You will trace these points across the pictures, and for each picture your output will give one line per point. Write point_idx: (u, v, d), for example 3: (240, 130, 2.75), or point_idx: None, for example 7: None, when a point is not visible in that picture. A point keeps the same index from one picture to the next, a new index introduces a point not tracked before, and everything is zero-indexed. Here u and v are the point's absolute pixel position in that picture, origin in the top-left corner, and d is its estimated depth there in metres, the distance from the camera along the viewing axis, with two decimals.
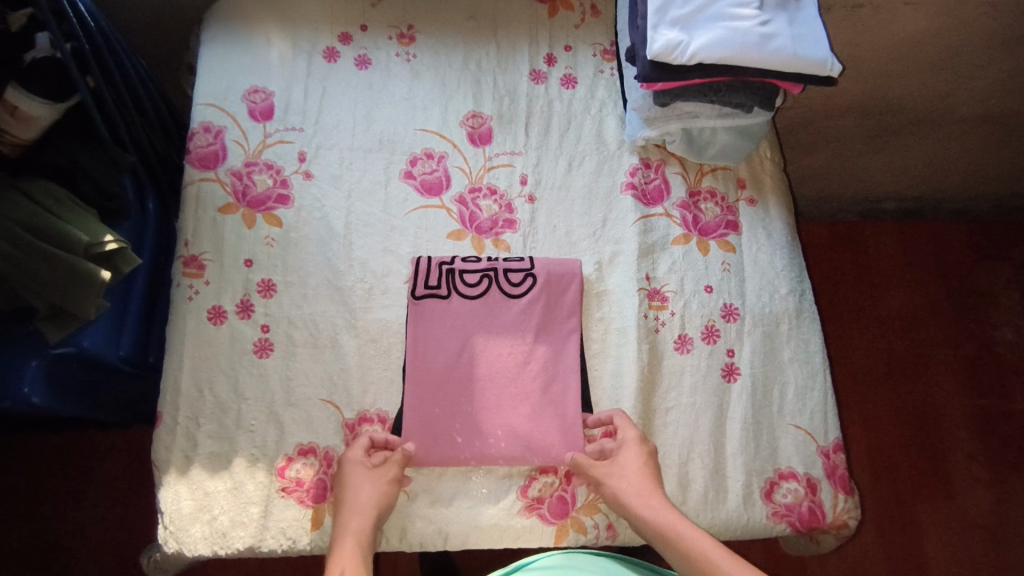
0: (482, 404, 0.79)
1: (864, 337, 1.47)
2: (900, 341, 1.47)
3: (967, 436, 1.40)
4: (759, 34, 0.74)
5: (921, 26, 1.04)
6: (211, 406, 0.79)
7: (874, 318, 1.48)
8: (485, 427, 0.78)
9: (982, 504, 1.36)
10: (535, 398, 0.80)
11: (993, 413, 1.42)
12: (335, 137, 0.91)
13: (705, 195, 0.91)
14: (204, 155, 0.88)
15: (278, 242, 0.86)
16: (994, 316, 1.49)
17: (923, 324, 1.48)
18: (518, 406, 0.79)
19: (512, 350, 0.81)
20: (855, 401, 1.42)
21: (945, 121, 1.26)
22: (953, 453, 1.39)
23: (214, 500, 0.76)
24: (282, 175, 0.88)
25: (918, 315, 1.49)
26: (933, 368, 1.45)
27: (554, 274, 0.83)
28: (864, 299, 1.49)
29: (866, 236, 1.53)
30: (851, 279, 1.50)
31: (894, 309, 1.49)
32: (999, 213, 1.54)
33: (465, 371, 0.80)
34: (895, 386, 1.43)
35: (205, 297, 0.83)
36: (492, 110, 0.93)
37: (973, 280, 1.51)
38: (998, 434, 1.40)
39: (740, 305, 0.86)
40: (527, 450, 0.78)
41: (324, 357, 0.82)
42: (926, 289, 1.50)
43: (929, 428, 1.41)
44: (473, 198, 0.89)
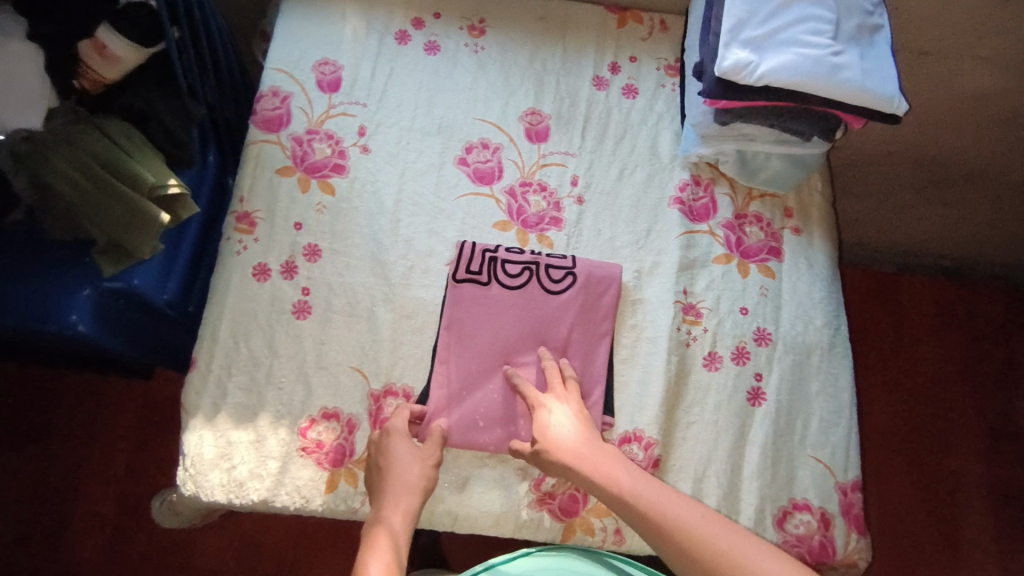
0: (508, 393, 0.80)
1: (887, 388, 1.45)
2: (923, 398, 1.45)
3: (981, 504, 1.38)
4: (830, 64, 0.74)
5: (986, 82, 1.04)
6: (244, 359, 0.81)
7: (899, 371, 1.46)
8: (509, 416, 0.79)
9: (988, 574, 1.33)
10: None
11: (1010, 484, 1.39)
12: (396, 117, 0.93)
13: (752, 219, 0.91)
14: (269, 118, 0.91)
15: (328, 210, 0.88)
16: (1022, 385, 1.46)
17: (949, 384, 1.46)
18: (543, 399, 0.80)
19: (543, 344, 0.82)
20: (870, 452, 1.41)
21: (998, 183, 1.26)
22: (964, 519, 1.36)
23: (235, 450, 0.78)
24: (341, 146, 0.91)
25: (945, 374, 1.47)
26: (953, 429, 1.43)
27: (596, 276, 0.84)
28: (891, 350, 1.48)
29: (902, 289, 1.52)
30: (880, 328, 1.49)
31: (921, 364, 1.47)
32: None
33: (494, 358, 0.81)
34: (912, 442, 1.42)
35: (253, 253, 0.85)
36: (552, 110, 0.95)
37: (1005, 346, 1.49)
38: (1013, 505, 1.38)
39: (773, 331, 0.86)
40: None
41: (359, 327, 0.83)
42: (956, 350, 1.48)
43: (943, 489, 1.38)
44: (522, 192, 0.90)
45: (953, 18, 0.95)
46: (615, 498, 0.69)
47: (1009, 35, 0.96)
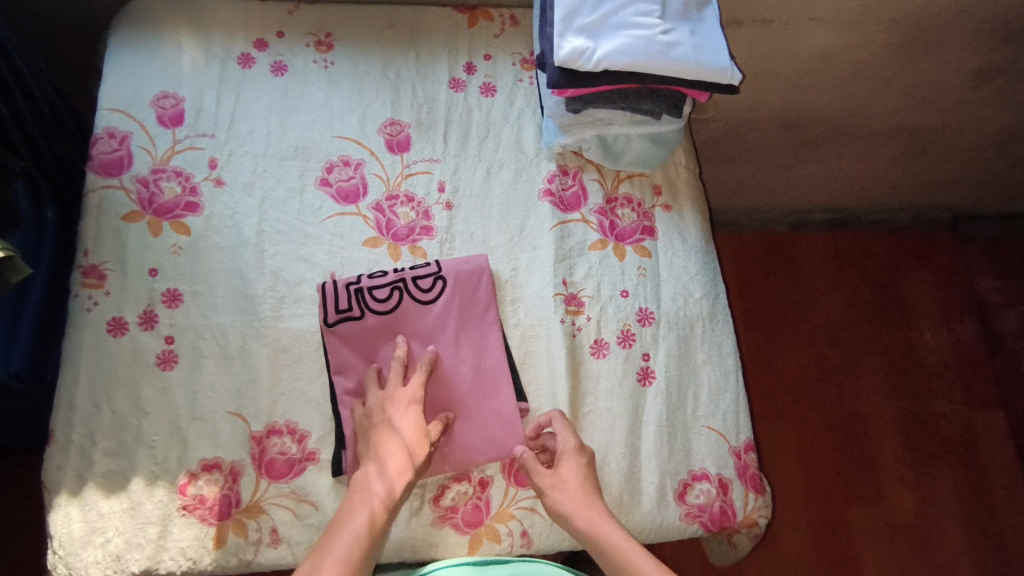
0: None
1: (795, 343, 1.51)
2: (830, 346, 1.51)
3: (893, 438, 1.45)
4: (661, 42, 0.76)
5: (828, 42, 1.09)
6: (109, 422, 0.76)
7: (805, 324, 1.53)
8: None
9: (909, 504, 1.40)
10: (456, 411, 0.79)
11: (919, 414, 1.47)
12: (248, 144, 0.89)
13: (622, 201, 0.92)
14: (109, 162, 0.85)
15: (185, 250, 0.83)
16: (917, 321, 1.55)
17: (853, 329, 1.53)
18: (437, 412, 0.79)
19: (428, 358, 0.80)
20: (786, 406, 1.46)
21: (862, 134, 1.32)
22: (880, 456, 1.43)
23: (108, 522, 0.72)
24: (191, 182, 0.86)
25: (847, 321, 1.54)
26: (862, 372, 1.50)
27: (471, 276, 0.83)
28: (796, 306, 1.54)
29: (796, 246, 1.58)
30: (781, 286, 1.55)
31: (825, 315, 1.54)
32: (920, 223, 1.61)
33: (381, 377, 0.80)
34: (825, 390, 1.48)
35: (105, 308, 0.79)
36: (411, 118, 0.93)
37: (898, 285, 1.57)
38: (922, 435, 1.45)
39: (655, 309, 0.87)
40: (444, 458, 0.77)
41: (233, 368, 0.79)
42: (853, 296, 1.56)
43: (857, 430, 1.45)
44: (389, 205, 0.88)
45: None
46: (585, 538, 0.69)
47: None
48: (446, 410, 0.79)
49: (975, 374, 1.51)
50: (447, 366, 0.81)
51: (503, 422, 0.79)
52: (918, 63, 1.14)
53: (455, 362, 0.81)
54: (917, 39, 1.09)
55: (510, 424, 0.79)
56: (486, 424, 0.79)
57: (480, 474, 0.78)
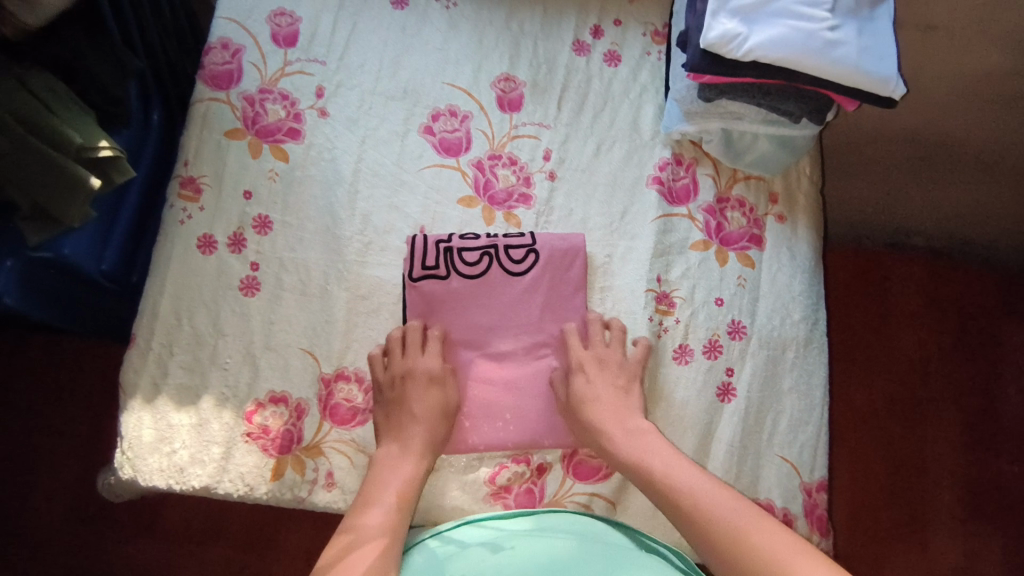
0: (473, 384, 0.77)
1: (866, 375, 1.43)
2: (904, 385, 1.42)
3: (950, 494, 1.37)
4: (824, 39, 0.68)
5: (994, 61, 0.98)
6: (187, 336, 0.76)
7: (880, 357, 1.44)
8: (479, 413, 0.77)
9: (953, 561, 1.34)
10: (527, 391, 0.78)
11: (985, 474, 1.38)
12: (358, 77, 0.86)
13: (733, 203, 0.86)
14: (218, 74, 0.83)
15: (281, 177, 0.81)
16: (1004, 377, 1.43)
17: (932, 373, 1.43)
18: (505, 387, 0.78)
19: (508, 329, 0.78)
20: (843, 441, 1.40)
21: (998, 170, 1.19)
22: (934, 506, 1.36)
23: (176, 433, 0.74)
24: (296, 108, 0.83)
25: (928, 363, 1.44)
26: (932, 419, 1.41)
27: (566, 254, 0.79)
28: (873, 337, 1.45)
29: (890, 276, 1.47)
30: (864, 316, 1.46)
31: (905, 352, 1.44)
32: None
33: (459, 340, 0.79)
34: (887, 432, 1.40)
35: (197, 224, 0.79)
36: (527, 76, 0.88)
37: (992, 336, 1.46)
38: (983, 494, 1.37)
39: (748, 323, 0.82)
40: (508, 435, 0.76)
41: (311, 306, 0.78)
42: (939, 339, 1.45)
43: (916, 474, 1.38)
44: (490, 165, 0.84)
45: None
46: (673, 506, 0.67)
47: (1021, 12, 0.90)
48: (518, 388, 0.78)
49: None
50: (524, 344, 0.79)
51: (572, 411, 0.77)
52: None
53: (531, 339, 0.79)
54: None
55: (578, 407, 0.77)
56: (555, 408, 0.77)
57: (539, 459, 0.76)
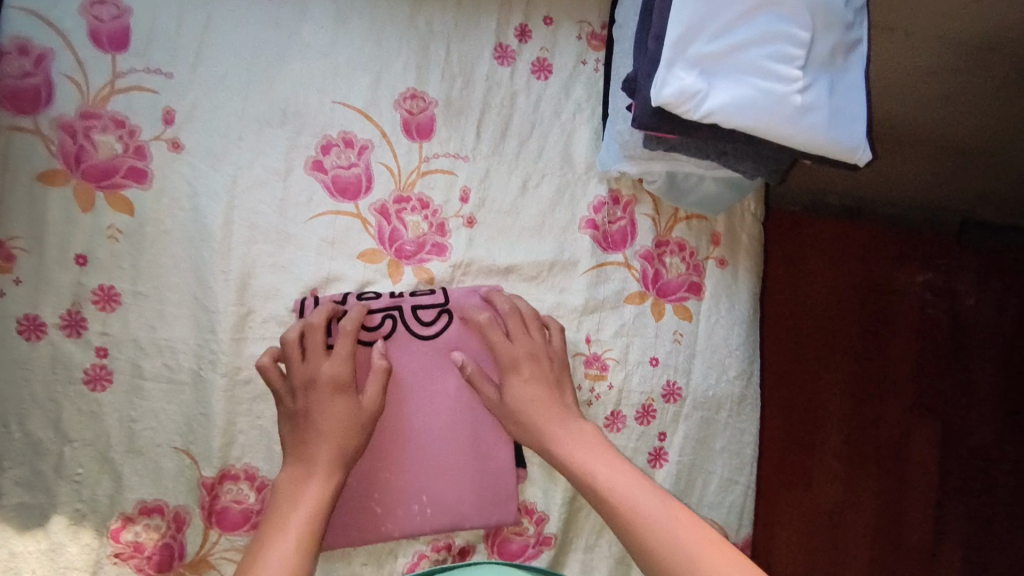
0: (381, 467, 0.67)
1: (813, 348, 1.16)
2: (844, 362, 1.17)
3: (879, 510, 1.16)
4: (792, 102, 0.58)
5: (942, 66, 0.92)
6: (19, 445, 0.61)
7: (782, 315, 1.16)
8: (390, 503, 0.66)
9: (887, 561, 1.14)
10: (443, 473, 0.68)
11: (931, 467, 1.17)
12: (221, 95, 0.67)
13: (673, 247, 0.77)
14: (18, 92, 0.62)
15: (126, 235, 0.64)
16: (898, 340, 1.19)
17: (826, 334, 1.17)
18: (418, 470, 0.67)
19: (421, 398, 0.68)
20: (768, 449, 1.14)
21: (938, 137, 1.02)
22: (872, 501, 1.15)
23: (21, 563, 0.60)
24: (136, 141, 0.64)
25: (817, 324, 1.17)
26: (829, 393, 1.16)
27: (487, 311, 0.70)
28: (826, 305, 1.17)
29: (805, 240, 1.16)
30: (804, 300, 1.17)
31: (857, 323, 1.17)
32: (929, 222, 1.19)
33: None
34: (823, 440, 1.16)
35: (16, 301, 0.61)
36: (439, 92, 0.72)
37: (889, 295, 1.18)
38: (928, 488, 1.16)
39: (683, 383, 0.76)
40: (425, 520, 0.67)
41: (182, 397, 0.65)
42: (834, 295, 1.17)
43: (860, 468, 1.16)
44: (396, 210, 0.70)
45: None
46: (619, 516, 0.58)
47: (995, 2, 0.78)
48: (438, 464, 0.68)
49: (922, 432, 1.18)
50: (437, 413, 0.68)
51: (496, 492, 0.69)
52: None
53: (446, 410, 0.68)
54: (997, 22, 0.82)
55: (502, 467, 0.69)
56: (477, 491, 0.68)
57: (460, 544, 0.70)
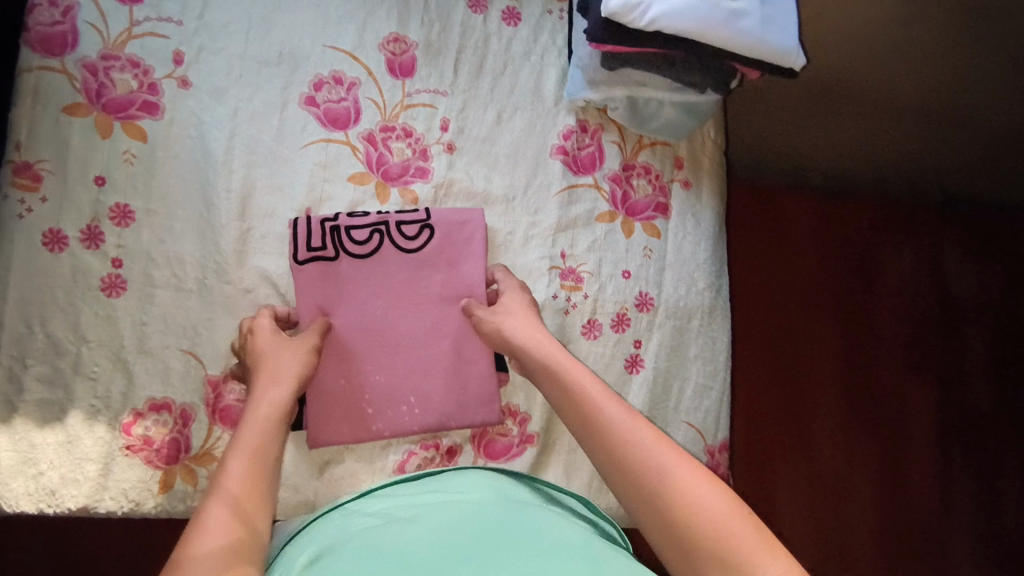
0: (371, 372, 0.72)
1: (811, 313, 1.26)
2: (840, 326, 1.27)
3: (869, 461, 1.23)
4: (727, 9, 0.65)
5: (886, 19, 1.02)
6: (41, 345, 0.68)
7: (781, 282, 1.26)
8: (380, 404, 0.71)
9: (888, 508, 1.22)
10: (429, 376, 0.73)
11: (927, 421, 1.26)
12: (222, 39, 0.75)
13: (639, 170, 0.84)
14: (48, 37, 0.71)
15: (139, 160, 0.71)
16: (882, 306, 1.29)
17: (823, 298, 1.27)
18: (405, 374, 0.72)
19: (405, 304, 0.74)
20: (776, 402, 1.22)
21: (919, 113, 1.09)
22: (873, 453, 1.23)
23: (41, 453, 0.67)
24: (149, 78, 0.72)
25: (817, 291, 1.27)
26: (823, 352, 1.25)
27: (465, 225, 0.76)
28: (819, 272, 1.27)
29: (797, 219, 1.27)
30: (779, 270, 1.26)
31: (847, 289, 1.28)
32: (917, 199, 1.28)
33: (353, 327, 0.72)
34: (811, 398, 1.23)
35: (41, 217, 0.69)
36: (419, 37, 0.80)
37: (867, 263, 1.29)
38: (924, 441, 1.26)
39: (655, 295, 0.81)
40: (414, 419, 0.72)
41: (188, 303, 0.71)
42: (820, 265, 1.28)
43: (858, 420, 1.25)
44: (383, 138, 0.77)
45: None
46: (582, 414, 0.62)
47: None
48: (423, 367, 0.73)
49: (922, 389, 1.27)
50: (420, 318, 0.74)
51: (479, 393, 0.74)
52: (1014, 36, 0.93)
53: (429, 314, 0.74)
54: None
55: (482, 371, 0.75)
56: (462, 391, 0.74)
57: (448, 442, 0.75)
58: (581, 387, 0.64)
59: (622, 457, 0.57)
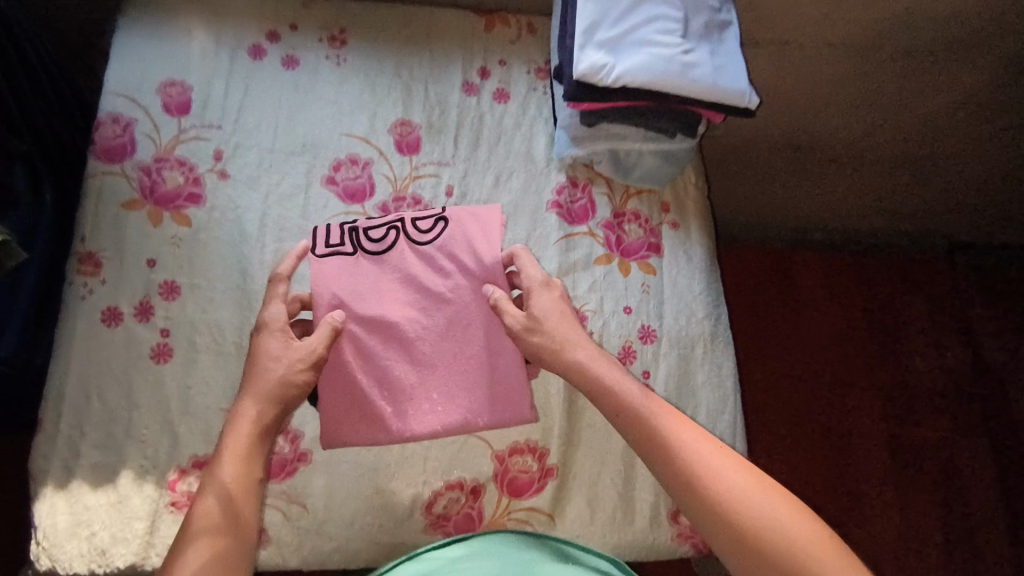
0: (390, 369, 0.76)
1: (796, 337, 1.60)
2: (823, 345, 1.60)
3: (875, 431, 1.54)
4: (681, 62, 0.75)
5: (841, 69, 1.14)
6: (98, 412, 0.75)
7: (771, 318, 1.60)
8: (402, 403, 0.75)
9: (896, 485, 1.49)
10: (452, 370, 0.77)
11: (911, 416, 1.56)
12: (254, 136, 0.88)
13: (630, 217, 0.91)
14: (111, 148, 0.84)
15: (185, 242, 0.82)
16: (908, 330, 1.63)
17: (808, 326, 1.61)
18: (426, 373, 0.76)
19: (423, 302, 0.78)
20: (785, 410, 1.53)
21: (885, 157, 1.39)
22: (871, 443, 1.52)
23: (95, 515, 0.72)
24: (195, 173, 0.85)
25: (803, 323, 1.61)
26: (867, 369, 1.59)
27: (479, 215, 0.80)
28: (798, 307, 1.62)
29: (773, 269, 1.65)
30: (781, 294, 1.62)
31: (823, 318, 1.62)
32: (864, 246, 1.67)
33: (373, 326, 0.76)
34: (814, 392, 1.55)
35: (100, 298, 0.78)
36: (422, 119, 0.92)
37: (897, 300, 1.66)
38: (913, 431, 1.54)
39: (657, 327, 0.86)
40: (435, 414, 0.75)
41: (227, 365, 0.78)
42: (859, 304, 1.65)
43: (855, 418, 1.54)
44: (396, 206, 0.87)
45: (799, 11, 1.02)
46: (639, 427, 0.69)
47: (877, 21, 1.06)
48: (442, 362, 0.76)
49: (908, 391, 1.58)
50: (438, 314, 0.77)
51: (508, 385, 0.76)
52: (965, 88, 1.21)
53: (451, 309, 0.77)
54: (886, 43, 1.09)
55: (509, 360, 0.77)
56: (489, 383, 0.76)
57: (472, 482, 0.77)
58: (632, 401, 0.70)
59: (688, 475, 0.65)
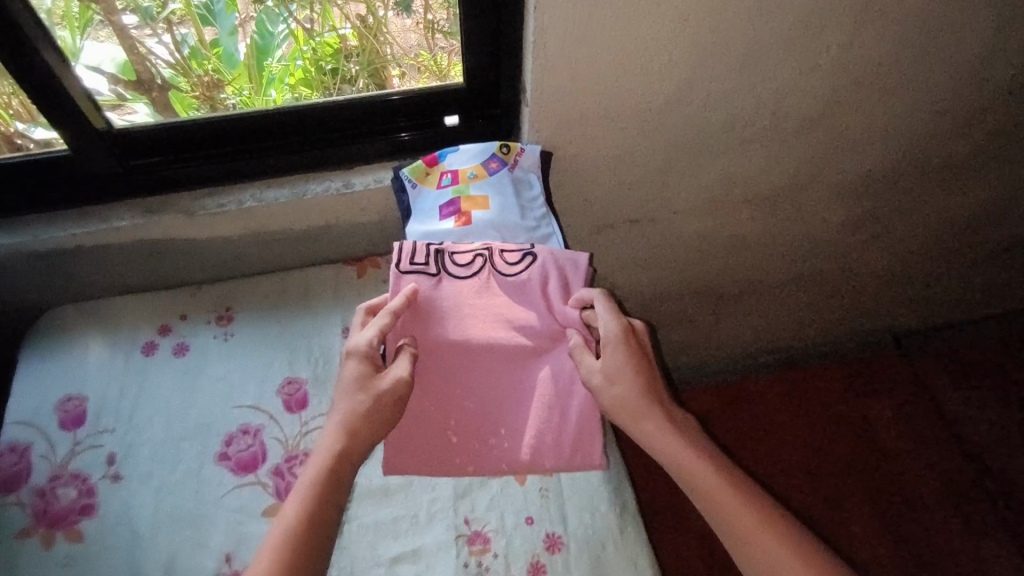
0: (465, 398, 0.81)
1: (780, 440, 1.70)
2: (810, 442, 1.69)
3: (891, 501, 1.59)
4: None
5: (697, 226, 1.25)
6: None
7: (751, 430, 1.72)
8: (473, 434, 0.80)
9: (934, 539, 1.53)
10: (529, 403, 0.82)
11: (921, 477, 1.62)
12: (146, 431, 0.92)
13: None
14: (7, 480, 0.88)
15: (77, 559, 0.82)
16: (880, 410, 1.73)
17: (786, 431, 1.72)
18: (503, 404, 0.81)
19: (508, 333, 0.82)
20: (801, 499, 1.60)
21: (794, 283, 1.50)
22: (895, 506, 1.59)
23: None
24: (88, 483, 0.88)
25: (783, 427, 1.72)
26: (860, 445, 1.68)
27: (565, 265, 0.85)
28: (773, 415, 1.74)
29: (741, 390, 1.78)
30: (751, 410, 1.75)
31: (801, 418, 1.73)
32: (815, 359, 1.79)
33: (457, 346, 0.81)
34: (818, 478, 1.64)
35: None
36: (308, 374, 0.98)
37: (861, 386, 1.77)
38: (929, 483, 1.61)
39: (563, 532, 0.84)
40: (502, 457, 0.80)
41: None
42: (829, 397, 1.76)
43: (869, 488, 1.61)
44: (288, 467, 0.89)
45: (634, 196, 1.13)
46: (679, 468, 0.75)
47: (712, 188, 1.16)
48: (513, 399, 0.81)
49: (905, 453, 1.66)
50: (526, 340, 0.82)
51: (587, 430, 0.81)
52: (818, 218, 1.31)
53: (537, 344, 0.83)
54: (732, 200, 1.20)
55: (586, 403, 0.81)
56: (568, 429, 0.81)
57: None
58: (669, 445, 0.76)
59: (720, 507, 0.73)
